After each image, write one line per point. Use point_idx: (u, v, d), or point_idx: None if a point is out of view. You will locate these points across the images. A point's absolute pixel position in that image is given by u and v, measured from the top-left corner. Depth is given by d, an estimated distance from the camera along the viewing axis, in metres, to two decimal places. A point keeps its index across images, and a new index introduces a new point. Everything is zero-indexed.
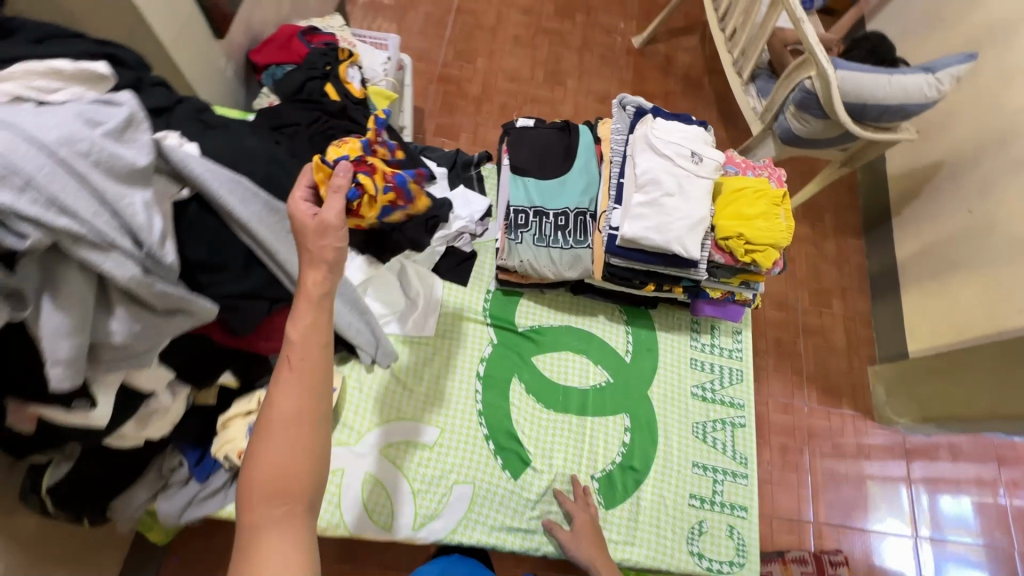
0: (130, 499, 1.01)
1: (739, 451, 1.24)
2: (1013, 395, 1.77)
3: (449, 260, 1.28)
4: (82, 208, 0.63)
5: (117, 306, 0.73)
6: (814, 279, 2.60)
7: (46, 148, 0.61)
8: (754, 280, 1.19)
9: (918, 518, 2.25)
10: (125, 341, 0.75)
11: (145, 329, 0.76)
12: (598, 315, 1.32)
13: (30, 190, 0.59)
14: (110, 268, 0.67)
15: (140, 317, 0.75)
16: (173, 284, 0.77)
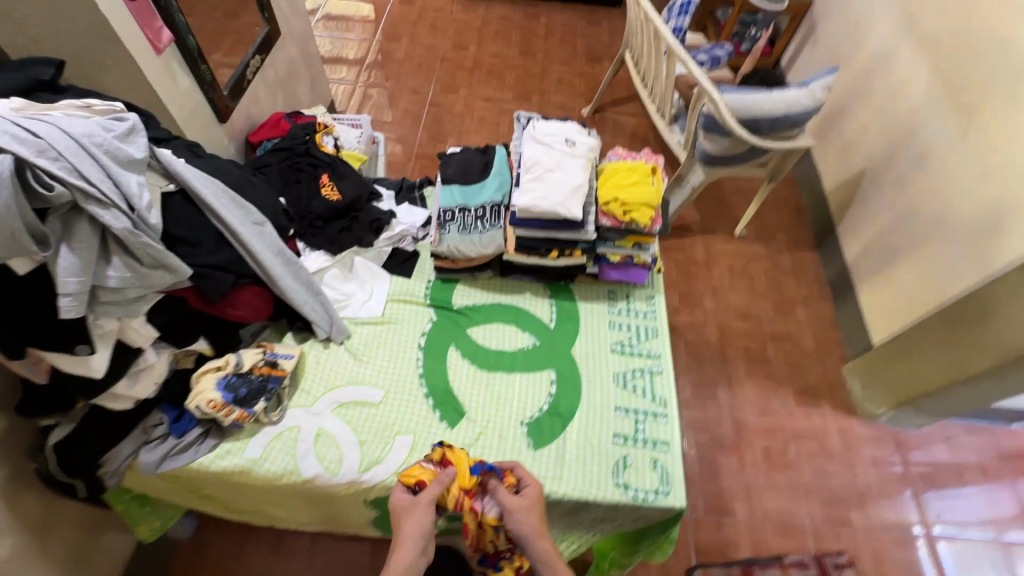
0: (117, 454, 1.18)
1: (658, 394, 1.37)
2: (958, 357, 1.92)
3: (396, 258, 1.54)
4: (92, 176, 0.94)
5: (114, 257, 1.00)
6: (775, 290, 2.75)
7: (72, 135, 0.93)
8: (644, 241, 1.40)
9: (921, 514, 2.17)
10: (119, 286, 1.01)
11: (134, 277, 1.02)
12: (525, 293, 1.53)
13: (58, 160, 0.90)
14: (110, 220, 0.95)
15: (131, 267, 1.02)
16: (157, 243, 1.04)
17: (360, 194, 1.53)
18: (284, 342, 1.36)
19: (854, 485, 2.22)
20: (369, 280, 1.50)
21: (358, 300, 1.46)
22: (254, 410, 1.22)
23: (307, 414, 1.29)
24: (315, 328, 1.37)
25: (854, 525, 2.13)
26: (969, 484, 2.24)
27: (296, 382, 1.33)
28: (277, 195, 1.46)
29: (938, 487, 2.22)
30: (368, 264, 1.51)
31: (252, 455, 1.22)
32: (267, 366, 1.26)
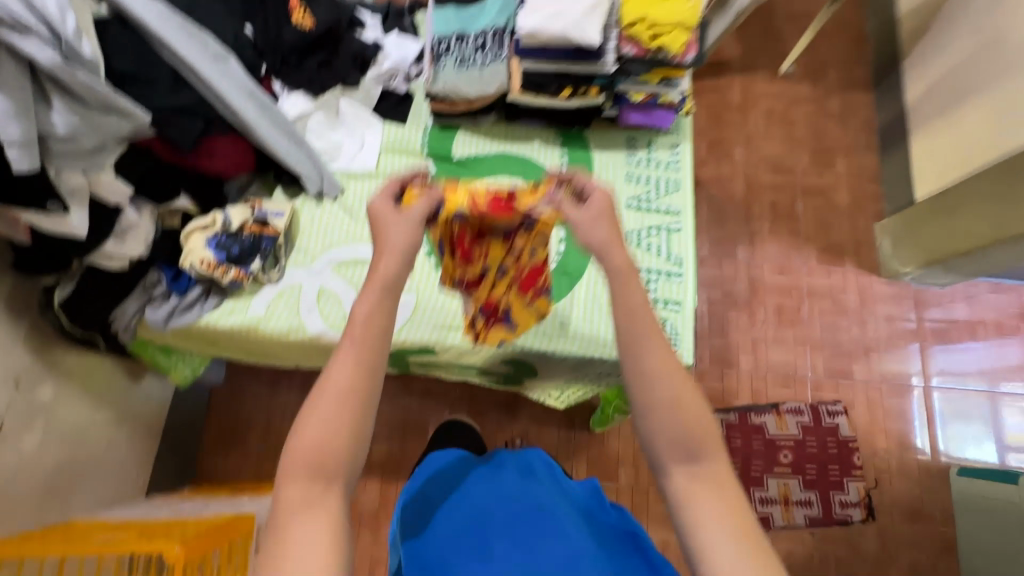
0: (123, 310, 1.19)
1: (674, 253, 1.28)
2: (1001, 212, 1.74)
3: (387, 101, 1.36)
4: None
5: (54, 98, 0.86)
6: (815, 139, 2.47)
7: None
8: (674, 75, 1.20)
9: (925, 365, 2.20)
10: (68, 133, 0.89)
11: (84, 123, 0.90)
12: (533, 142, 1.37)
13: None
14: (30, 49, 0.80)
15: (76, 110, 0.89)
16: (100, 81, 0.89)
17: (336, 19, 1.29)
18: (273, 199, 1.26)
19: (862, 340, 2.23)
20: (360, 128, 1.34)
21: (349, 151, 1.32)
22: (251, 269, 1.18)
23: (307, 274, 1.25)
24: (304, 182, 1.27)
25: (856, 376, 2.19)
26: (981, 339, 2.23)
27: (291, 241, 1.27)
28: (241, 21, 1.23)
29: (949, 342, 2.22)
30: (356, 108, 1.34)
31: (256, 313, 1.21)
32: (257, 224, 1.19)
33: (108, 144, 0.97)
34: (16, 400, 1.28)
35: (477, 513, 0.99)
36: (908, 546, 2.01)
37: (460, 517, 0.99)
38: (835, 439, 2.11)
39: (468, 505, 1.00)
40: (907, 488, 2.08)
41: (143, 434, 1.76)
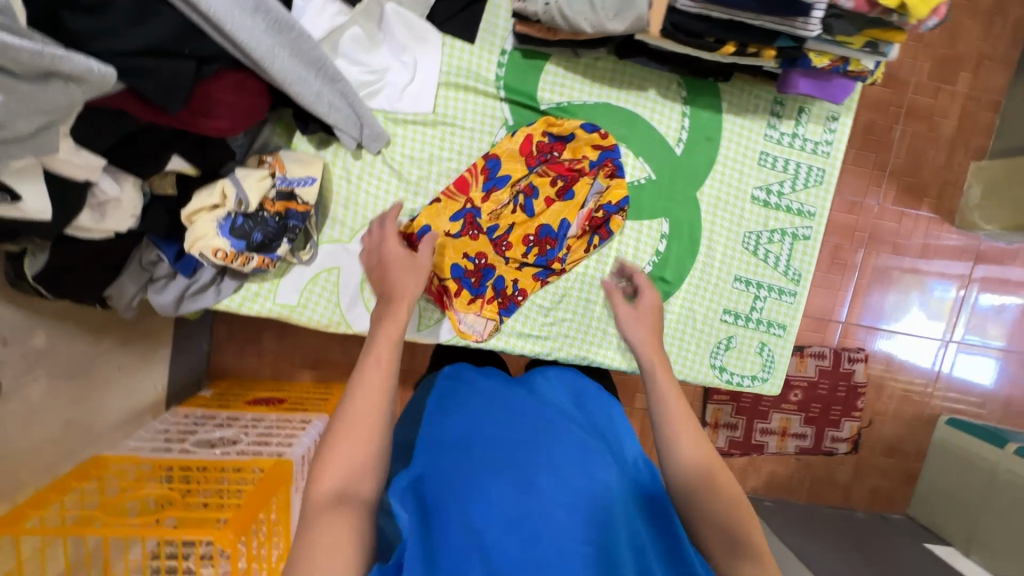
0: (121, 290, 0.96)
1: (793, 267, 1.06)
2: None
3: (448, 5, 0.93)
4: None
5: None
6: (945, 43, 1.99)
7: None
8: (889, 39, 0.81)
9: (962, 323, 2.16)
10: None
11: (15, 103, 0.56)
12: (647, 90, 1.00)
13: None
14: None
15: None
16: (21, 34, 0.53)
17: None
18: (296, 151, 0.93)
19: (907, 292, 2.13)
20: (410, 46, 0.94)
21: (395, 83, 0.94)
22: (277, 256, 0.92)
23: (346, 253, 1.00)
24: (338, 132, 0.92)
25: (887, 327, 2.15)
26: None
27: (323, 208, 0.98)
28: None
29: (991, 303, 2.16)
30: (405, 13, 0.91)
31: (286, 301, 1.00)
32: (282, 199, 0.90)
33: (57, 118, 0.63)
34: (9, 353, 1.12)
35: (501, 432, 0.70)
36: (875, 475, 2.25)
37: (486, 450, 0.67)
38: (847, 382, 2.13)
39: (500, 437, 0.69)
40: (894, 429, 2.23)
41: (153, 345, 1.64)
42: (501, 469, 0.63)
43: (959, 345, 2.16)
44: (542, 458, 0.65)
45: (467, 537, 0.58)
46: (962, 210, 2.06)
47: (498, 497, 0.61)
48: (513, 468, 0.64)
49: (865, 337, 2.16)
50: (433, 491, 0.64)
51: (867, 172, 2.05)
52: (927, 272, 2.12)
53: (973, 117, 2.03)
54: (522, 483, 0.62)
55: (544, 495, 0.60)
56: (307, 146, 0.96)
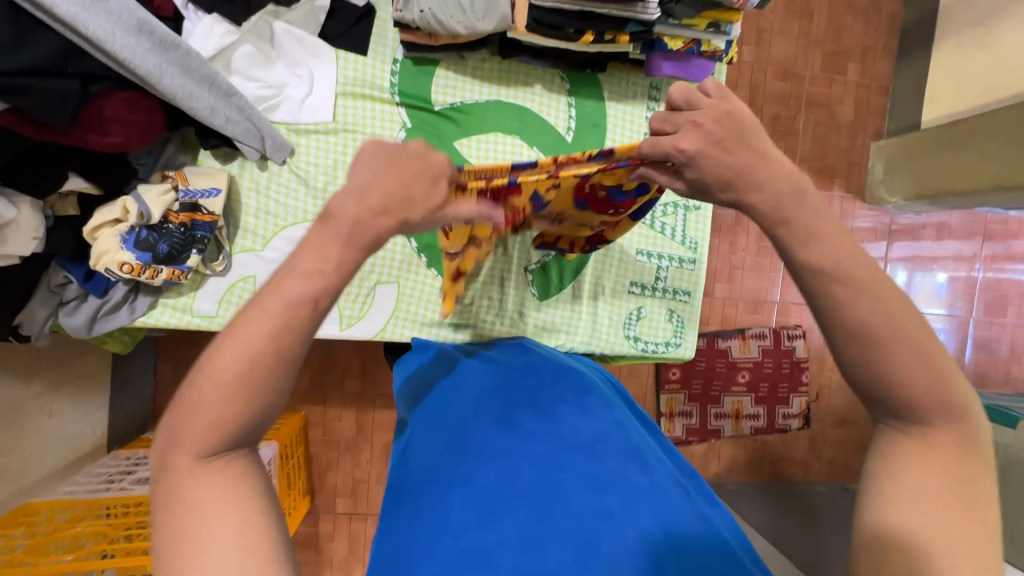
0: (31, 318, 0.95)
1: (689, 236, 1.14)
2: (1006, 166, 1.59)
3: (338, 21, 1.00)
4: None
5: None
6: (831, 38, 2.18)
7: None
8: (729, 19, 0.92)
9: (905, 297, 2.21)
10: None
11: None
12: (534, 86, 1.09)
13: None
14: None
15: None
16: None
17: None
18: (199, 167, 0.98)
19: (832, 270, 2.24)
20: (305, 61, 1.00)
21: (294, 96, 1.00)
22: (187, 267, 0.94)
23: (261, 262, 1.04)
24: (240, 145, 0.97)
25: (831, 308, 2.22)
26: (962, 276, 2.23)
27: (233, 219, 1.02)
28: None
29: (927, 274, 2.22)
30: (295, 31, 0.98)
31: (204, 313, 1.02)
32: (186, 211, 0.93)
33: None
34: None
35: (486, 383, 0.75)
36: (830, 446, 2.31)
37: (468, 400, 0.72)
38: (790, 359, 2.22)
39: (484, 388, 0.74)
40: (841, 401, 2.31)
41: (89, 386, 1.61)
42: (483, 412, 0.68)
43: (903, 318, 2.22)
44: (519, 397, 0.69)
45: (453, 468, 0.61)
46: (870, 187, 2.19)
47: (477, 432, 0.65)
48: (492, 405, 0.69)
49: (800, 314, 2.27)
50: (423, 446, 0.68)
51: None
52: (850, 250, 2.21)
53: (866, 102, 2.21)
54: (499, 416, 0.67)
55: (519, 422, 0.65)
56: (213, 161, 1.00)
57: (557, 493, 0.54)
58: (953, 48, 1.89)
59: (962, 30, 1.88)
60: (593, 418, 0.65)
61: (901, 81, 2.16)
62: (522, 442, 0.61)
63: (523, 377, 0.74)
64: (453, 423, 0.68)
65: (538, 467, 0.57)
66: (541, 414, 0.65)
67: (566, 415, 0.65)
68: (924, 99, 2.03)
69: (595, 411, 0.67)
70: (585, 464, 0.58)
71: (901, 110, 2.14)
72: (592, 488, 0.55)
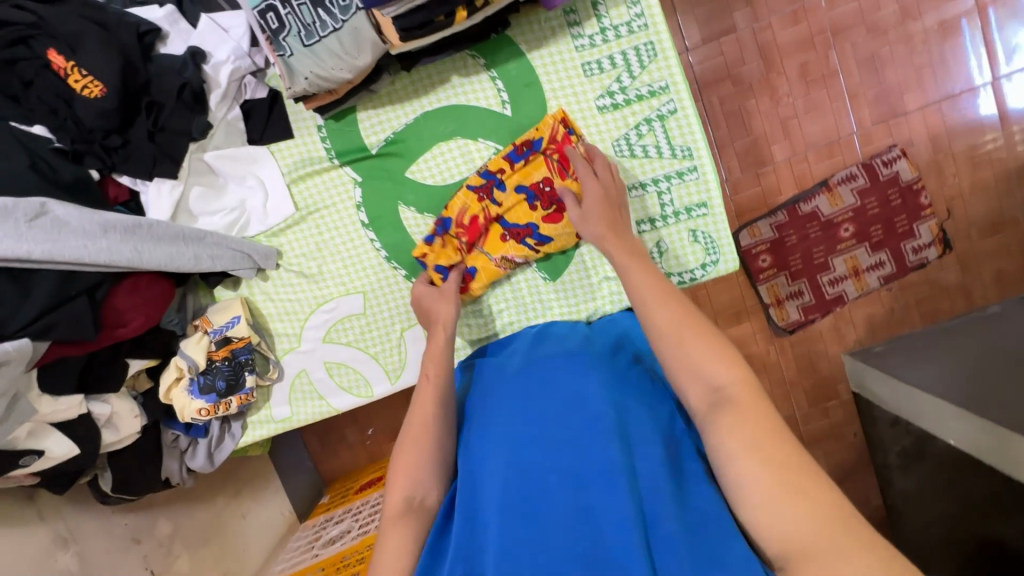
0: (169, 470, 1.17)
1: (678, 144, 1.02)
2: None
3: (256, 119, 1.04)
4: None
5: None
6: None
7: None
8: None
9: None
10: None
11: None
12: (451, 79, 1.03)
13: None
14: None
15: None
16: None
17: (120, 62, 0.89)
18: (218, 303, 1.09)
19: (913, 62, 1.66)
20: (248, 171, 1.06)
21: (255, 206, 1.07)
22: (249, 388, 1.08)
23: (304, 356, 1.14)
24: (236, 271, 1.06)
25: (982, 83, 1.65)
26: None
27: (266, 331, 1.13)
28: (21, 126, 0.92)
29: None
30: (227, 151, 1.03)
31: (283, 415, 1.15)
32: (222, 345, 1.05)
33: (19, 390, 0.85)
34: (145, 548, 1.43)
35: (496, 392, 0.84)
36: (991, 260, 1.74)
37: (483, 414, 0.81)
38: (897, 188, 1.70)
39: (494, 397, 0.83)
40: (986, 207, 1.72)
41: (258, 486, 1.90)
42: (490, 425, 0.77)
43: None
44: (520, 404, 0.77)
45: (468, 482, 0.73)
46: None
47: (483, 445, 0.75)
48: (497, 415, 0.78)
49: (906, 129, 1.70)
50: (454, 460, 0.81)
51: None
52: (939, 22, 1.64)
53: None
54: (500, 426, 0.76)
55: (515, 430, 0.74)
56: (227, 291, 1.12)
57: (540, 494, 0.65)
58: None
59: None
60: (583, 413, 0.72)
61: None
62: (515, 447, 0.71)
63: (525, 375, 0.83)
64: (470, 437, 0.79)
65: (527, 470, 0.68)
66: (533, 413, 0.75)
67: (558, 410, 0.74)
68: None
69: (582, 399, 0.74)
70: (571, 459, 0.67)
71: None
72: (574, 485, 0.65)
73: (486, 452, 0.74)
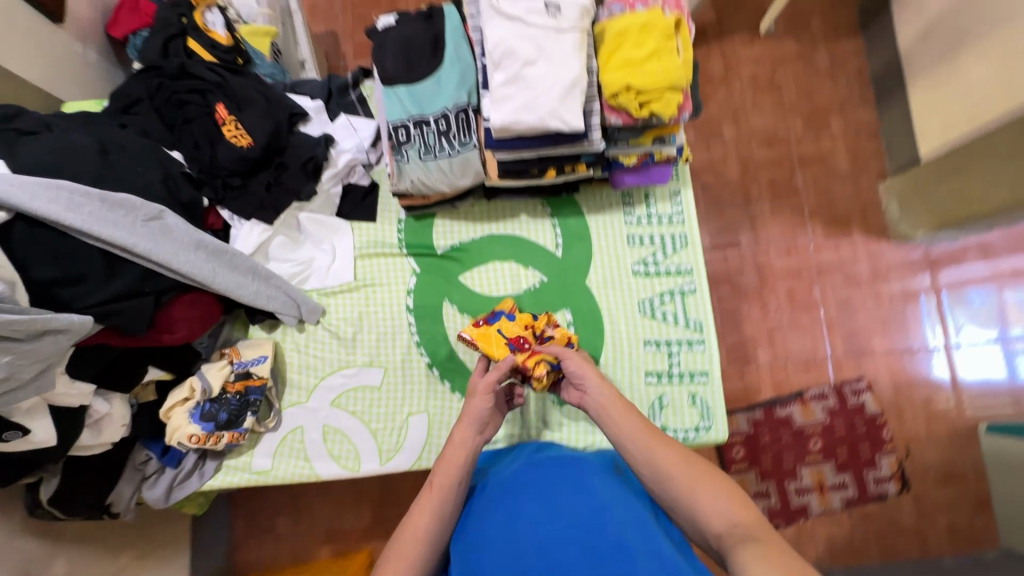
0: (120, 495, 1.10)
1: (692, 318, 1.19)
2: None
3: (350, 200, 1.22)
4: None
5: None
6: (805, 101, 2.05)
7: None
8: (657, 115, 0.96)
9: (998, 321, 1.91)
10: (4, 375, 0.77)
11: (17, 357, 0.78)
12: (520, 216, 1.24)
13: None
14: None
15: (6, 348, 0.77)
16: (24, 309, 0.78)
17: (270, 128, 1.10)
18: (250, 339, 1.15)
19: (879, 312, 1.96)
20: (327, 237, 1.21)
21: (321, 266, 1.19)
22: (245, 428, 1.08)
23: (308, 413, 1.16)
24: (280, 315, 1.15)
25: (934, 347, 1.93)
26: None
27: (281, 379, 1.17)
28: (164, 149, 1.08)
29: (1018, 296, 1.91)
30: (317, 216, 1.19)
31: (261, 467, 1.13)
32: (240, 379, 1.09)
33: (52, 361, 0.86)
34: None
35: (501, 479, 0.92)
36: (942, 509, 1.83)
37: (487, 497, 0.88)
38: (862, 417, 1.88)
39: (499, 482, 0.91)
40: (939, 457, 1.87)
41: None
42: (495, 506, 0.85)
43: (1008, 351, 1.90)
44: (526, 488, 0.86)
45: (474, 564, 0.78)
46: (892, 225, 1.98)
47: (488, 524, 0.82)
48: (502, 498, 0.86)
49: (871, 367, 1.93)
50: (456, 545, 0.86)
51: (788, 217, 2.02)
52: (901, 291, 1.97)
53: (859, 147, 2.04)
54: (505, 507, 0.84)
55: (521, 510, 0.82)
56: (261, 332, 1.18)
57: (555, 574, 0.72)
58: (941, 53, 1.74)
59: (941, 61, 1.75)
60: (585, 500, 0.82)
61: (886, 120, 2.01)
62: (522, 528, 0.79)
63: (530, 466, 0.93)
64: (473, 517, 0.86)
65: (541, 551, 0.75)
66: (539, 497, 0.84)
67: (563, 497, 0.83)
68: (917, 134, 1.87)
69: (590, 492, 0.83)
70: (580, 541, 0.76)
71: (897, 148, 1.97)
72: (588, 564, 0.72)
73: (490, 532, 0.81)
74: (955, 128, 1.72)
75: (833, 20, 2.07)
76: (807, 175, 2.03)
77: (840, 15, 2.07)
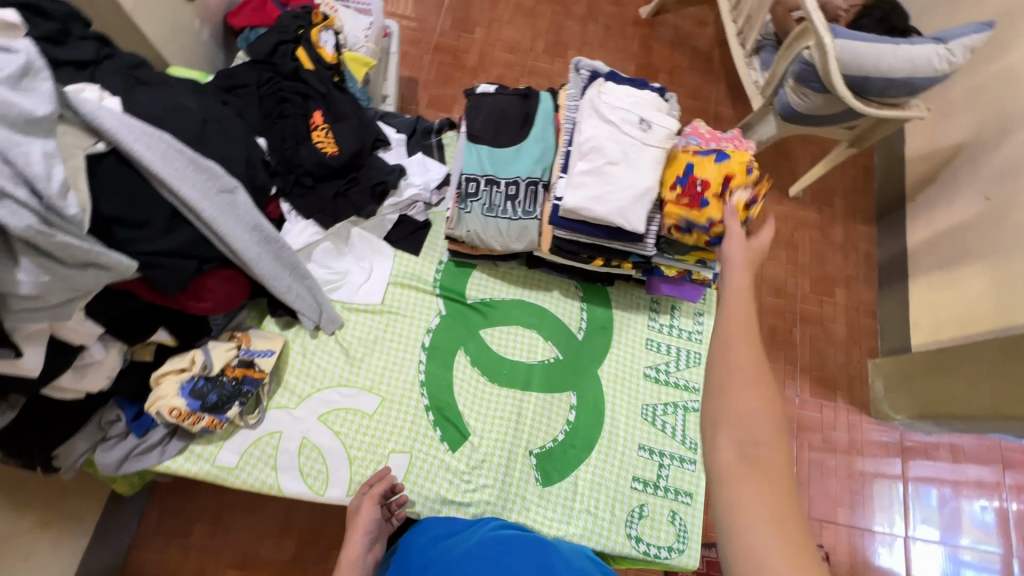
0: (70, 450, 1.05)
1: (688, 436, 1.21)
2: (1014, 391, 1.53)
3: (401, 229, 1.27)
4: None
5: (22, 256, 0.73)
6: (816, 265, 2.21)
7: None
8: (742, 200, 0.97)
9: (955, 526, 1.93)
10: (35, 292, 0.76)
11: (55, 280, 0.77)
12: (553, 291, 1.29)
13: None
14: (3, 216, 0.68)
15: (48, 268, 0.76)
16: (81, 236, 0.78)
17: (357, 146, 1.18)
18: (263, 331, 1.15)
19: (847, 483, 1.97)
20: (369, 257, 1.24)
21: (354, 282, 1.22)
22: (227, 417, 1.05)
23: (292, 420, 1.13)
24: (300, 316, 1.15)
25: (889, 532, 1.92)
26: (1012, 512, 1.95)
27: (278, 378, 1.15)
28: (253, 134, 1.14)
29: (977, 507, 1.95)
30: (367, 235, 1.23)
31: (224, 463, 1.09)
32: (241, 366, 1.07)
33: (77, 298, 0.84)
34: None
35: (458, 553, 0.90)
36: None
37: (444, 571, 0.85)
38: None
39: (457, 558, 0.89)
40: None
41: None
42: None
43: (960, 560, 1.89)
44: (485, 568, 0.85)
45: None
46: (873, 402, 2.06)
47: None
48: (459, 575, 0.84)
49: (829, 535, 1.92)
50: None
51: (780, 365, 2.10)
52: (870, 468, 2.00)
53: (856, 321, 2.16)
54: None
55: None
56: (275, 326, 1.18)
57: None
58: (945, 261, 1.91)
59: (944, 268, 1.91)
60: None
61: (884, 305, 2.16)
62: None
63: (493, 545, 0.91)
64: None
65: None
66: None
67: None
68: (911, 326, 2.00)
69: None
70: None
71: (890, 333, 2.09)
72: None
73: None
74: (947, 329, 1.85)
75: (855, 204, 2.29)
76: (804, 332, 2.14)
77: (860, 201, 2.29)
